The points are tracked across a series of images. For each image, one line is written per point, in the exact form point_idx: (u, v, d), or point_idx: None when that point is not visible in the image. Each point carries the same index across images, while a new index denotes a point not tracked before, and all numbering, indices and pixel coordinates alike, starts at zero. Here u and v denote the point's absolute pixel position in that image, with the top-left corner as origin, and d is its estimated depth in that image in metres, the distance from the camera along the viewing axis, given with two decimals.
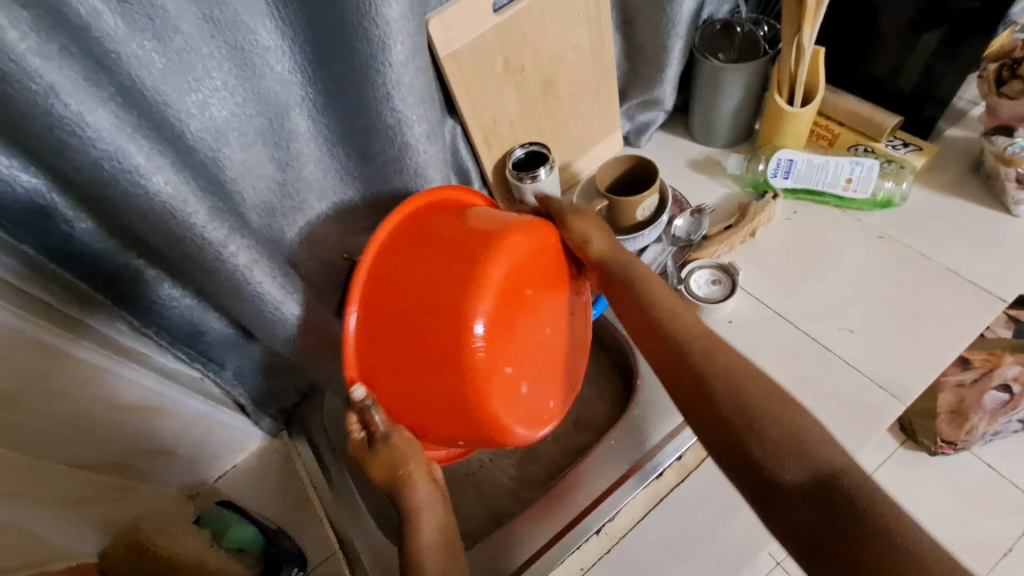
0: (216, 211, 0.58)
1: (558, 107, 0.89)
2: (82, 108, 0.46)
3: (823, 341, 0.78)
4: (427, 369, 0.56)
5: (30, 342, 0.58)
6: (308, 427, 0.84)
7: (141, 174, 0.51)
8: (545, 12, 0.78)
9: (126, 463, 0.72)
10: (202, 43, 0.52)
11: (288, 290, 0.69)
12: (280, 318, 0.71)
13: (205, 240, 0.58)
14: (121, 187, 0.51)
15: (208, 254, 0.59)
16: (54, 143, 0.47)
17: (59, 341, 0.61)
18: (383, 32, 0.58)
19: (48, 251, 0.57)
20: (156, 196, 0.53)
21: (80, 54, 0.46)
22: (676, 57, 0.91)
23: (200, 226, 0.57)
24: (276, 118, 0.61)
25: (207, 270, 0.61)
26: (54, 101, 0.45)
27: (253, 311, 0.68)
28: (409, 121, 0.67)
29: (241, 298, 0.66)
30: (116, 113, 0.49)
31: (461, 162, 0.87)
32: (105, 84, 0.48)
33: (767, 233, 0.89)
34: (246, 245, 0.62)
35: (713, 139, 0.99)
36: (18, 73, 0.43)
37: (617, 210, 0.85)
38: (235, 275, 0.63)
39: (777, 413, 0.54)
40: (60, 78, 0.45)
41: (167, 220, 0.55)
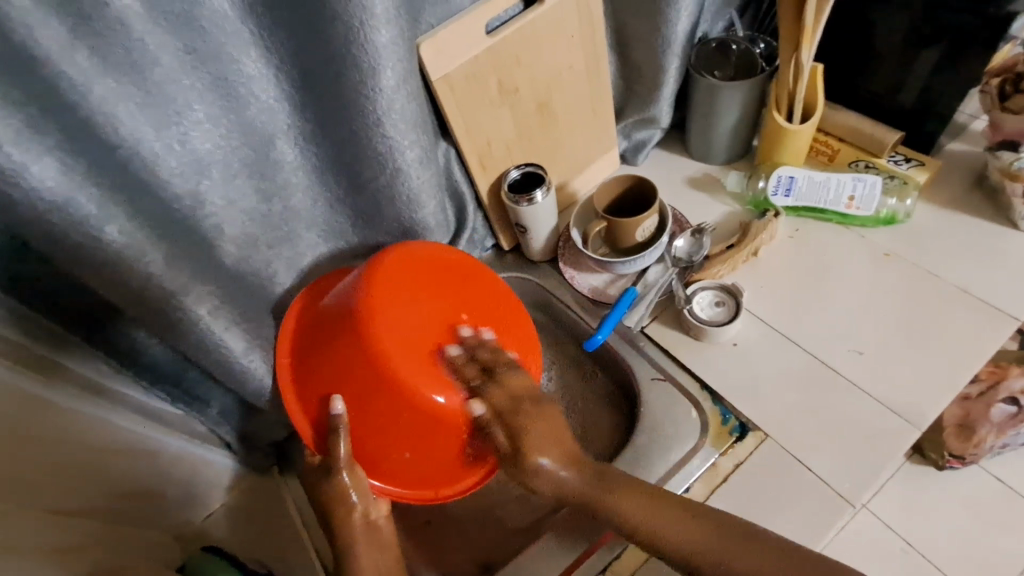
0: (173, 261, 0.57)
1: (554, 127, 0.87)
2: (27, 159, 0.44)
3: (833, 366, 0.76)
4: (336, 366, 0.63)
5: (18, 391, 0.55)
6: (300, 462, 0.81)
7: (92, 225, 0.50)
8: (539, 34, 0.77)
9: (119, 510, 0.68)
10: (183, 75, 0.50)
11: (253, 341, 0.69)
12: (250, 373, 0.69)
13: (162, 289, 0.57)
14: (70, 241, 0.49)
15: (172, 304, 0.58)
16: (2, 196, 0.45)
17: (45, 391, 0.58)
18: (373, 58, 0.56)
19: (22, 291, 0.54)
20: (111, 246, 0.52)
21: (35, 99, 0.44)
22: (672, 75, 0.89)
23: (152, 272, 0.55)
24: (261, 147, 0.59)
25: (172, 330, 0.60)
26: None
27: (216, 361, 0.65)
28: (401, 147, 0.65)
29: (205, 351, 0.64)
30: (64, 160, 0.47)
31: (456, 186, 0.85)
32: (51, 130, 0.45)
33: (769, 252, 0.87)
34: (209, 294, 0.61)
35: (710, 157, 0.97)
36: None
37: (616, 232, 0.83)
38: (197, 330, 0.61)
39: (755, 568, 0.48)
40: (3, 129, 0.43)
41: (118, 271, 0.53)
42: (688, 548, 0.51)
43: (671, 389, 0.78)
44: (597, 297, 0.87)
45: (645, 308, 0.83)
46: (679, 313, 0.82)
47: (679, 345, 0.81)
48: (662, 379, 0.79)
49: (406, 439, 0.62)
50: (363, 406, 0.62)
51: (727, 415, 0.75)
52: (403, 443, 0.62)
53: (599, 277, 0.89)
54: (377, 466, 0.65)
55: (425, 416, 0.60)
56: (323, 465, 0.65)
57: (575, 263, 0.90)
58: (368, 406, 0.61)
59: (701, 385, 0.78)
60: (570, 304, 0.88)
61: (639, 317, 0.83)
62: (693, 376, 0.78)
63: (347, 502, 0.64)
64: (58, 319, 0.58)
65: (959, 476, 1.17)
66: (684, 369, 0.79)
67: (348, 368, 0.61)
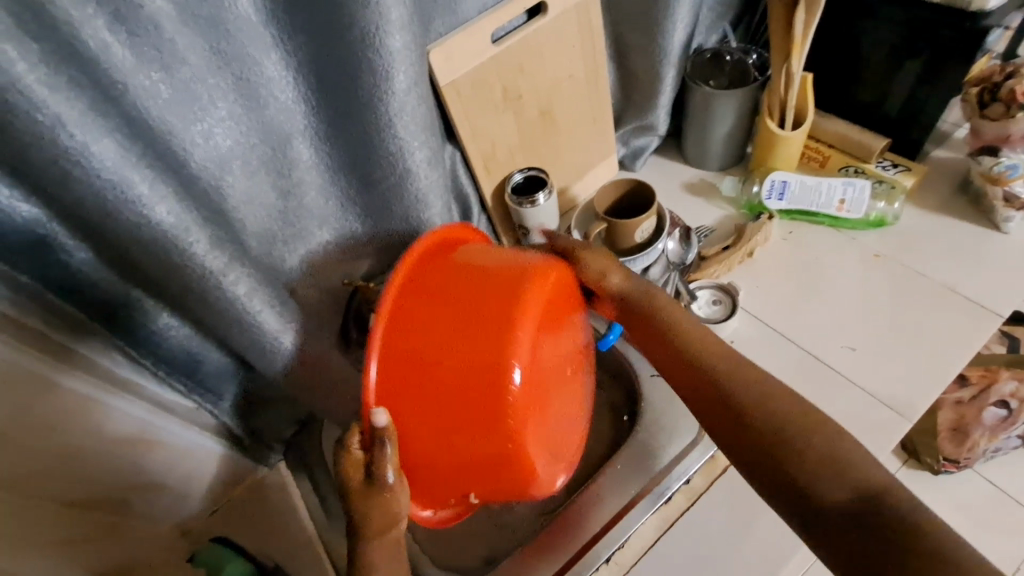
0: (214, 238, 0.55)
1: (555, 133, 0.91)
2: (88, 139, 0.45)
3: (825, 359, 0.79)
4: (424, 373, 0.50)
5: (19, 369, 0.55)
6: (306, 456, 0.82)
7: (142, 204, 0.49)
8: (542, 43, 0.80)
9: (128, 500, 0.69)
10: (209, 74, 0.53)
11: (286, 319, 0.65)
12: (277, 349, 0.65)
13: (199, 268, 0.55)
14: (122, 219, 0.49)
15: (203, 283, 0.56)
16: (60, 173, 0.46)
17: (52, 369, 0.58)
18: (386, 63, 0.59)
19: (49, 283, 0.56)
20: (158, 225, 0.51)
21: (89, 87, 0.45)
22: (670, 85, 0.93)
23: (197, 252, 0.54)
24: (279, 146, 0.62)
25: (206, 307, 0.58)
26: (63, 135, 0.44)
27: (249, 339, 0.63)
28: (411, 148, 0.68)
29: (240, 329, 0.61)
30: (120, 143, 0.48)
31: (461, 188, 0.88)
32: (112, 116, 0.47)
33: (764, 255, 0.90)
34: (244, 273, 0.59)
35: (706, 163, 1.01)
36: (29, 106, 0.42)
37: (615, 233, 0.86)
38: (231, 305, 0.58)
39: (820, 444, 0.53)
40: (70, 110, 0.44)
41: (167, 250, 0.53)
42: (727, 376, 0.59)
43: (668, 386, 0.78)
44: None
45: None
46: None
47: None
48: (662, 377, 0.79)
49: (475, 460, 0.51)
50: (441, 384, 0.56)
51: None
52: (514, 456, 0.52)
53: None
54: (426, 486, 0.55)
55: (521, 414, 0.49)
56: (367, 476, 0.53)
57: None
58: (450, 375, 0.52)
59: None
60: None
61: None
62: None
63: (391, 515, 0.53)
64: (79, 307, 0.59)
65: (952, 480, 1.19)
66: None
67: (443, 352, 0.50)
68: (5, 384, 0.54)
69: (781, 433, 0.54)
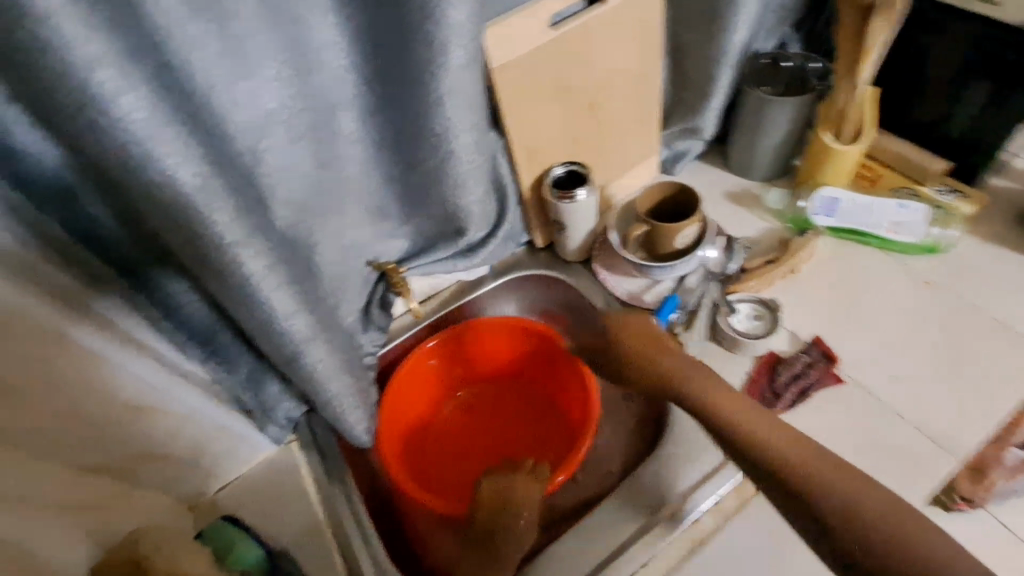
0: (236, 212, 0.52)
1: (599, 127, 0.88)
2: (119, 87, 0.41)
3: (869, 387, 0.75)
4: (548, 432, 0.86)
5: (30, 320, 0.52)
6: (317, 435, 0.80)
7: (168, 165, 0.45)
8: (599, 33, 0.77)
9: (119, 465, 0.66)
10: (261, 32, 0.50)
11: (297, 302, 0.60)
12: (287, 333, 0.61)
13: (216, 239, 0.51)
14: (146, 178, 0.45)
15: (219, 254, 0.52)
16: (84, 121, 0.42)
17: (52, 317, 0.54)
18: (443, 37, 0.56)
19: (75, 234, 0.54)
20: (182, 190, 0.47)
21: (126, 31, 0.42)
22: (724, 89, 0.89)
23: (218, 224, 0.50)
24: (323, 115, 0.60)
25: (217, 280, 0.55)
26: (88, 79, 0.40)
27: (260, 319, 0.59)
28: (456, 130, 0.65)
29: (246, 306, 0.57)
30: (154, 95, 0.44)
31: (499, 176, 0.84)
32: (147, 65, 0.43)
33: (811, 272, 0.86)
34: (261, 250, 0.55)
35: (751, 172, 0.98)
36: (52, 44, 0.38)
37: (655, 236, 0.83)
38: (244, 281, 0.54)
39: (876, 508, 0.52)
40: (98, 51, 0.40)
41: (187, 215, 0.48)
42: (851, 515, 0.52)
43: None
44: (634, 301, 0.87)
45: (699, 336, 0.81)
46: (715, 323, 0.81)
47: (711, 357, 0.80)
48: None
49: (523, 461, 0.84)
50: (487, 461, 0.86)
51: None
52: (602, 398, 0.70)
53: (636, 281, 0.89)
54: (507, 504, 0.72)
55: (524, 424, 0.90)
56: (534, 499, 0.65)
57: (609, 265, 0.92)
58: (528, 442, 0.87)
59: None
60: (601, 305, 0.90)
61: (686, 318, 0.82)
62: None
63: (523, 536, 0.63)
64: (103, 260, 0.57)
65: None
66: None
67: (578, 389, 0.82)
68: (13, 332, 0.51)
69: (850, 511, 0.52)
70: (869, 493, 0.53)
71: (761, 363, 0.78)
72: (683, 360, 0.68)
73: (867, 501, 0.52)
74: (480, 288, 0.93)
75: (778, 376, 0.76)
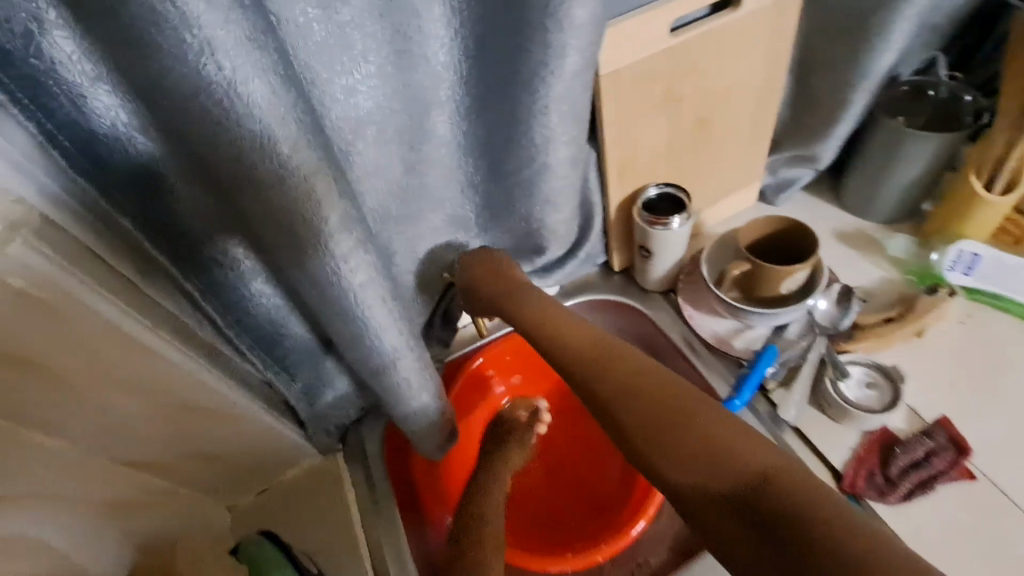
0: (346, 217, 0.44)
1: (704, 148, 0.78)
2: (239, 74, 0.35)
3: (1002, 485, 0.64)
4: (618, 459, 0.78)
5: (104, 323, 0.46)
6: (365, 448, 0.75)
7: (283, 163, 0.39)
8: (722, 43, 0.68)
9: (167, 463, 0.62)
10: (368, 21, 0.44)
11: (396, 318, 0.53)
12: (377, 353, 0.54)
13: (321, 248, 0.44)
14: (257, 175, 0.39)
15: (318, 265, 0.45)
16: (199, 110, 0.36)
17: (135, 331, 0.48)
18: (559, 39, 0.50)
19: (149, 227, 0.49)
20: (293, 192, 0.41)
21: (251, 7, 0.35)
22: (853, 114, 0.78)
23: (327, 233, 0.43)
24: (418, 115, 0.54)
25: (314, 291, 0.47)
26: (209, 62, 0.34)
27: (349, 337, 0.52)
28: (557, 142, 0.58)
29: (345, 323, 0.50)
30: (276, 84, 0.37)
31: (588, 194, 0.76)
32: (271, 49, 0.36)
33: (938, 338, 0.74)
34: (368, 261, 0.47)
35: (870, 211, 0.86)
36: (178, 18, 0.32)
37: (759, 278, 0.73)
38: (343, 296, 0.47)
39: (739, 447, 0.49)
40: (229, 31, 0.33)
41: (295, 220, 0.42)
42: (709, 440, 0.51)
43: None
44: (720, 345, 0.78)
45: (798, 399, 0.71)
46: (819, 385, 0.71)
47: (810, 423, 0.70)
48: None
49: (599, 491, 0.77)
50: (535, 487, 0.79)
51: None
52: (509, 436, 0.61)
53: (725, 322, 0.80)
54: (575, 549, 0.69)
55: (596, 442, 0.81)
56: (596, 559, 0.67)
57: (694, 301, 0.82)
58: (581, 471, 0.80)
59: (833, 474, 0.67)
60: (680, 343, 0.80)
61: (782, 373, 0.72)
62: (825, 465, 0.67)
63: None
64: (171, 254, 0.52)
65: None
66: (815, 454, 0.68)
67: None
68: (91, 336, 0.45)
69: (709, 438, 0.51)
70: (755, 454, 0.49)
71: (872, 440, 0.67)
72: (588, 340, 0.61)
73: (745, 445, 0.49)
74: None
75: (899, 460, 0.65)
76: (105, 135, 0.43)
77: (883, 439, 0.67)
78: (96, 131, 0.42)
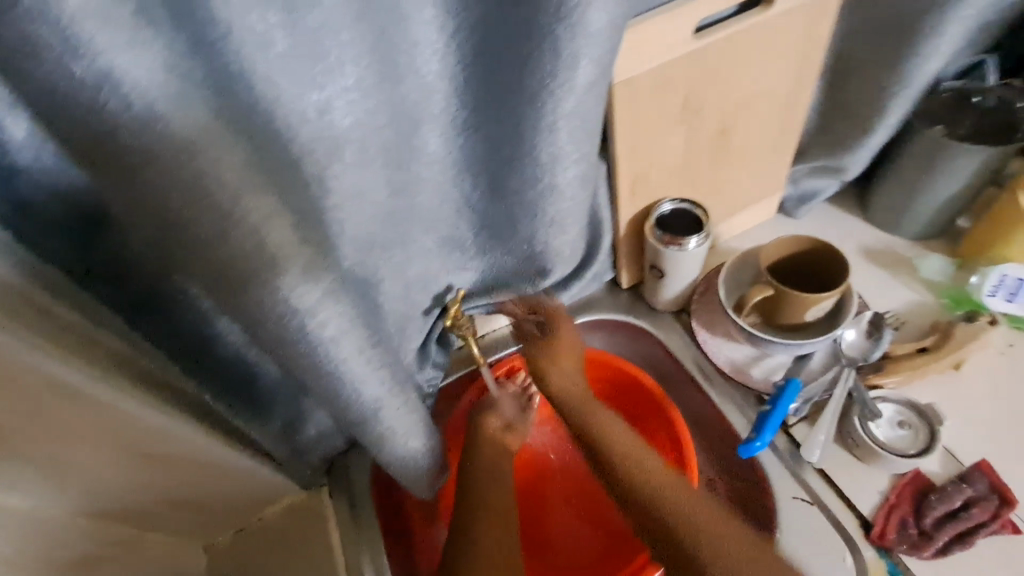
0: (309, 266, 0.40)
1: (725, 159, 0.71)
2: (161, 105, 0.30)
3: None
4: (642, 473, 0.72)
5: (49, 380, 0.40)
6: (352, 484, 0.70)
7: (230, 207, 0.35)
8: (750, 47, 0.61)
9: (133, 513, 0.56)
10: (345, 26, 0.37)
11: (376, 366, 0.50)
12: (358, 402, 0.51)
13: (282, 307, 0.41)
14: (198, 223, 0.35)
15: (280, 322, 0.42)
16: (116, 152, 0.31)
17: (89, 386, 0.43)
18: (574, 45, 0.43)
19: (90, 262, 0.44)
20: (248, 245, 0.37)
21: (176, 28, 0.31)
22: (889, 123, 0.71)
23: (283, 286, 0.39)
24: (406, 131, 0.47)
25: (277, 343, 0.44)
26: (111, 98, 0.29)
27: (324, 388, 0.49)
28: (565, 160, 0.52)
29: (317, 377, 0.48)
30: (212, 112, 0.33)
31: (597, 212, 0.70)
32: (198, 73, 0.32)
33: (976, 371, 0.68)
34: (339, 312, 0.44)
35: (900, 228, 0.79)
36: (65, 49, 0.27)
37: (783, 305, 0.67)
38: (314, 350, 0.45)
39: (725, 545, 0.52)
40: (138, 60, 0.29)
41: (248, 275, 0.38)
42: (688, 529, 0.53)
43: (821, 518, 0.62)
44: (737, 375, 0.72)
45: (823, 439, 0.64)
46: (845, 423, 0.65)
47: (836, 465, 0.64)
48: (809, 503, 0.63)
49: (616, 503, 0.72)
50: (548, 505, 0.73)
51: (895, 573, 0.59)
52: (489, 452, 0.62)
53: (741, 349, 0.74)
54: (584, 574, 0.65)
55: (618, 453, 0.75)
56: None
57: (709, 324, 0.76)
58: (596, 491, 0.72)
59: (859, 521, 0.62)
60: (693, 370, 0.75)
61: (802, 408, 0.67)
62: (852, 513, 0.62)
63: None
64: (122, 290, 0.47)
65: None
66: (842, 500, 0.63)
67: (661, 439, 0.71)
68: (34, 394, 0.40)
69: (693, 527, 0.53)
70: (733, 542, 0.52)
71: (905, 484, 0.62)
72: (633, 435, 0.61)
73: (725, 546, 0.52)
74: None
75: (934, 511, 0.60)
76: (29, 169, 0.37)
77: (916, 485, 0.62)
78: (15, 164, 0.37)
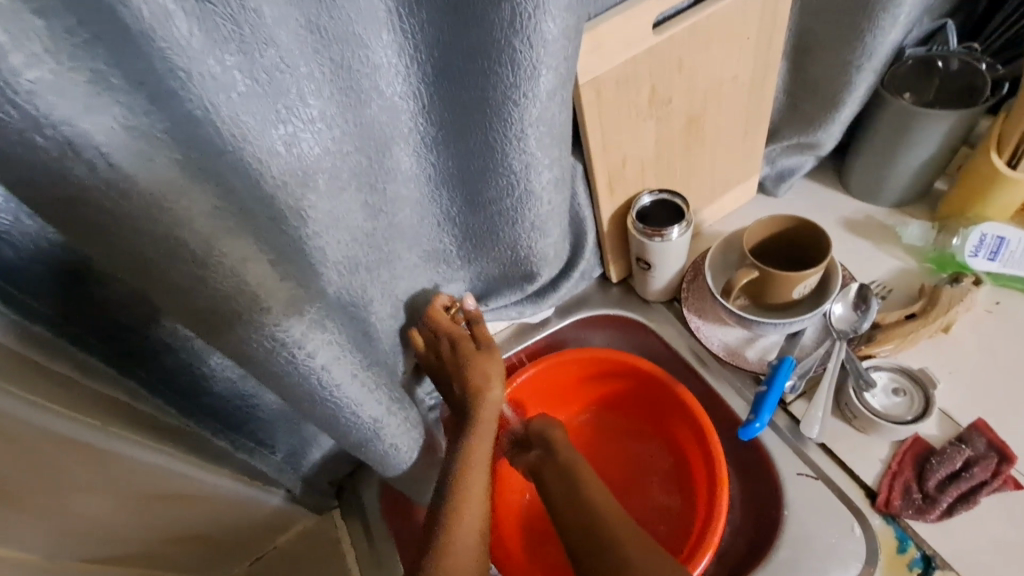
0: (292, 299, 0.42)
1: (698, 147, 0.72)
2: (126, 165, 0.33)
3: None
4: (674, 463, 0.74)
5: (53, 436, 0.41)
6: (362, 502, 0.72)
7: (212, 255, 0.37)
8: (709, 36, 0.61)
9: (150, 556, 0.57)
10: (302, 60, 0.38)
11: (372, 388, 0.52)
12: (357, 424, 0.52)
13: (270, 339, 0.42)
14: (180, 267, 0.37)
15: (269, 356, 0.43)
16: (91, 211, 0.33)
17: (88, 435, 0.44)
18: (531, 55, 0.43)
19: (72, 322, 0.44)
20: (236, 285, 0.39)
21: (134, 86, 0.32)
22: (857, 95, 0.72)
23: (270, 321, 0.41)
24: (377, 155, 0.48)
25: (270, 376, 0.45)
26: (75, 163, 0.31)
27: (322, 416, 0.50)
28: (538, 166, 0.52)
29: (316, 405, 0.49)
30: (181, 165, 0.35)
31: (578, 211, 0.70)
32: (159, 126, 0.34)
33: (965, 332, 0.69)
34: (328, 341, 0.46)
35: (880, 197, 0.80)
36: (26, 122, 0.29)
37: (769, 286, 0.67)
38: (308, 380, 0.46)
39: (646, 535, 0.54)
40: (98, 125, 0.31)
41: (235, 312, 0.40)
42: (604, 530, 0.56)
43: (826, 492, 0.63)
44: (732, 358, 0.72)
45: (821, 414, 0.65)
46: (842, 396, 0.66)
47: (837, 438, 0.65)
48: (814, 478, 0.64)
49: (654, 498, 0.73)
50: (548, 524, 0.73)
51: (905, 540, 0.60)
52: (458, 477, 0.60)
53: (733, 332, 0.74)
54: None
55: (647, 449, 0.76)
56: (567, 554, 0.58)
57: (700, 310, 0.76)
58: (631, 503, 0.74)
59: (864, 491, 0.62)
60: (688, 357, 0.75)
61: (798, 385, 0.67)
62: (857, 485, 0.63)
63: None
64: (108, 343, 0.47)
65: None
66: (846, 472, 0.64)
67: (683, 431, 0.72)
68: (44, 451, 0.40)
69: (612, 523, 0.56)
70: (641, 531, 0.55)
71: (905, 450, 0.63)
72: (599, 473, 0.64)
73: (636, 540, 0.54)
74: (544, 331, 0.79)
75: (936, 473, 0.60)
76: (9, 236, 0.39)
77: (916, 450, 0.62)
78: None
